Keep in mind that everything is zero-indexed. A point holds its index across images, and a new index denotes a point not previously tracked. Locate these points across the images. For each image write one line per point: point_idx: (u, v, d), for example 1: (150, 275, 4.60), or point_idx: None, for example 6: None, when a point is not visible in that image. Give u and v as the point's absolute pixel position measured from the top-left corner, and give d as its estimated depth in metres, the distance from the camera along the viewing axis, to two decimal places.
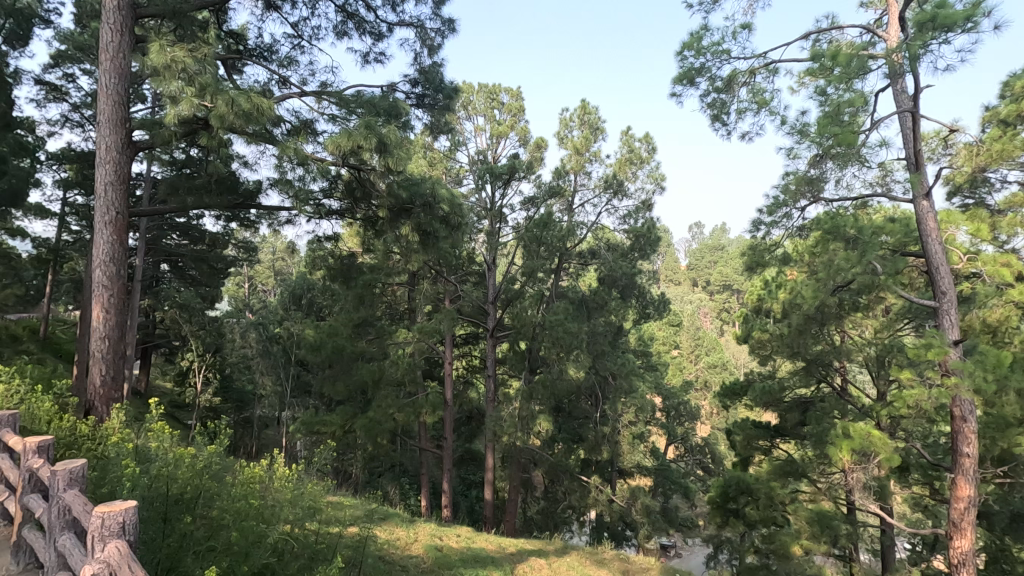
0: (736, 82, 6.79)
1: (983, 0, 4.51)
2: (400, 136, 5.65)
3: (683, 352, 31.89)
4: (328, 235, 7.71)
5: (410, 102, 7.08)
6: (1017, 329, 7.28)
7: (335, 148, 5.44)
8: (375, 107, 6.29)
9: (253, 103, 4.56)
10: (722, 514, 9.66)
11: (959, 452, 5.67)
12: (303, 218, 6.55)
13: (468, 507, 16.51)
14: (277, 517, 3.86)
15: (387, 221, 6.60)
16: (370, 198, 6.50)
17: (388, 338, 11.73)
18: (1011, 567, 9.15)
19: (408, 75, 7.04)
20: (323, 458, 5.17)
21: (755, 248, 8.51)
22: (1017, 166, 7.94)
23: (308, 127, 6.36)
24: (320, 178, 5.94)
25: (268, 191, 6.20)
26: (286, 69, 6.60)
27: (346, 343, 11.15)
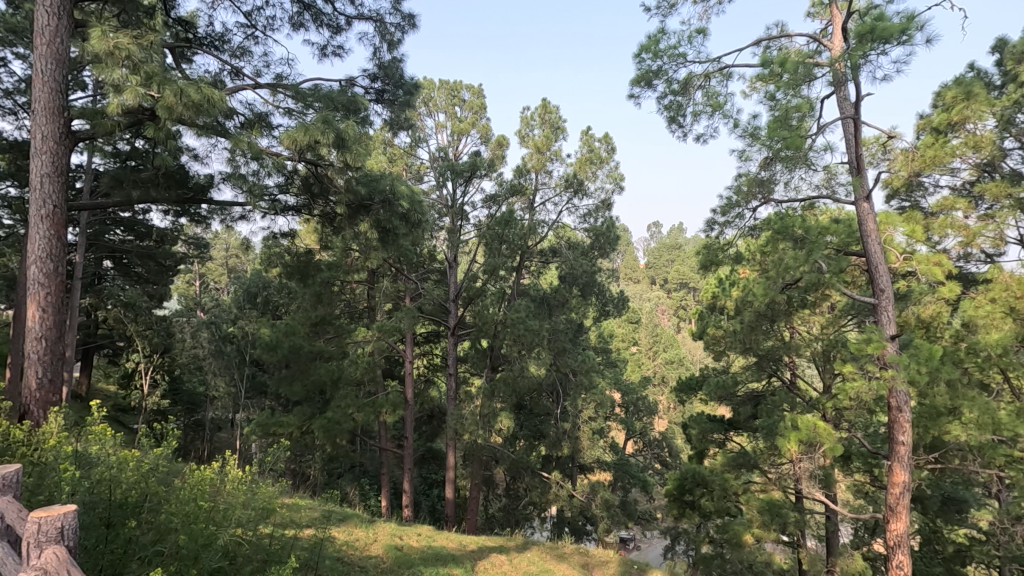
0: (692, 86, 7.04)
1: (916, 15, 4.84)
2: (358, 131, 5.60)
3: (642, 348, 32.66)
4: (285, 232, 7.57)
5: (370, 98, 7.02)
6: (948, 324, 7.78)
7: (290, 143, 5.35)
8: (333, 101, 6.21)
9: (203, 94, 4.45)
10: (678, 506, 10.17)
11: (895, 440, 6.07)
12: (259, 214, 6.42)
13: (430, 506, 16.47)
14: (228, 519, 3.80)
15: (346, 217, 6.54)
16: (328, 194, 6.44)
17: (347, 336, 11.58)
18: (941, 547, 10.03)
19: (368, 70, 6.97)
20: (278, 458, 5.08)
21: (710, 248, 8.81)
22: (948, 171, 8.49)
23: (263, 120, 6.24)
24: (276, 173, 5.84)
25: (220, 186, 6.06)
26: (239, 60, 6.44)
27: (303, 343, 10.97)
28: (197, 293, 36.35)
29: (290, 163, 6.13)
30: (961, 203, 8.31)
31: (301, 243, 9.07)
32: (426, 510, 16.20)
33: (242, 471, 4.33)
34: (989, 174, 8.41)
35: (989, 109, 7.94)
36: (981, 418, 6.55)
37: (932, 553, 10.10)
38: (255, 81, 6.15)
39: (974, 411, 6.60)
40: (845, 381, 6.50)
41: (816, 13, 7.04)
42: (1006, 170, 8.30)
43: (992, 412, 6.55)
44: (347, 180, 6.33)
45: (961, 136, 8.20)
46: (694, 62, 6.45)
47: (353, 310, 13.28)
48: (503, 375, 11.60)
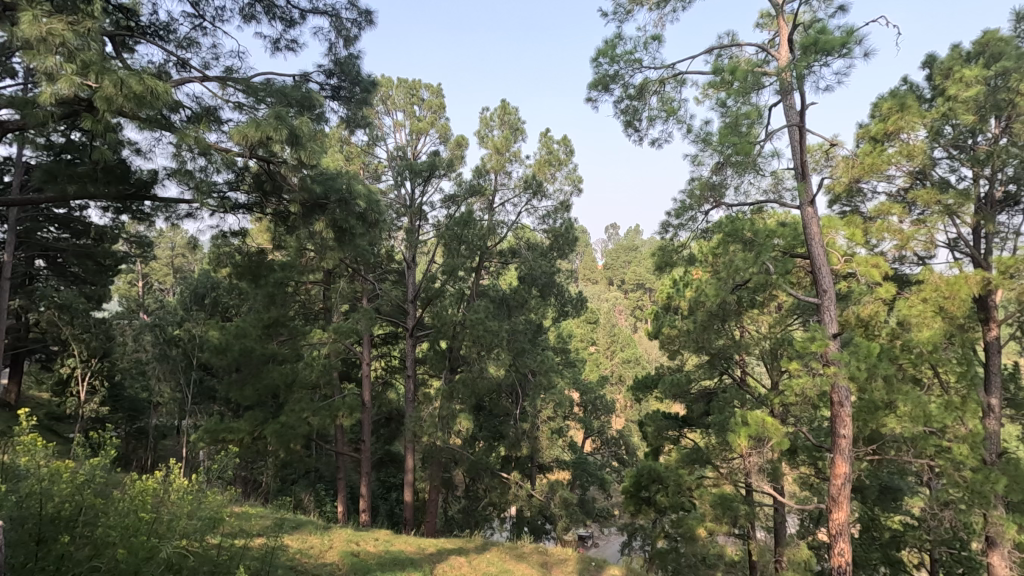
0: (648, 91, 7.19)
1: (855, 30, 5.14)
2: (312, 128, 5.47)
3: (600, 348, 33.26)
4: (235, 231, 7.30)
5: (325, 94, 6.86)
6: (887, 323, 7.95)
7: (241, 139, 5.15)
8: (286, 97, 6.03)
9: (146, 86, 4.26)
10: (635, 502, 10.40)
11: (836, 434, 6.37)
12: (207, 211, 6.16)
13: (388, 510, 16.19)
14: (173, 531, 3.62)
15: (299, 217, 6.37)
16: (282, 192, 6.21)
17: (302, 338, 11.26)
18: (879, 534, 10.57)
19: (323, 65, 6.80)
20: (227, 465, 4.87)
21: (665, 249, 9.02)
22: (885, 178, 8.99)
23: (211, 114, 5.99)
24: (224, 169, 5.61)
25: (165, 182, 5.80)
26: (185, 51, 6.16)
27: (254, 346, 10.60)
28: (141, 294, 34.85)
29: (241, 160, 5.89)
30: (896, 208, 8.77)
31: (253, 243, 8.76)
32: (384, 514, 15.93)
33: (188, 480, 4.12)
34: (921, 182, 8.96)
35: (921, 120, 8.42)
36: (914, 411, 7.00)
37: (871, 539, 10.62)
38: (202, 73, 5.91)
39: (908, 405, 7.02)
40: (791, 378, 6.82)
41: (763, 24, 7.32)
42: (935, 177, 8.88)
43: (923, 405, 7.02)
44: (301, 178, 6.12)
45: (896, 145, 8.66)
46: (649, 68, 6.60)
47: (308, 312, 12.96)
48: (462, 377, 11.53)
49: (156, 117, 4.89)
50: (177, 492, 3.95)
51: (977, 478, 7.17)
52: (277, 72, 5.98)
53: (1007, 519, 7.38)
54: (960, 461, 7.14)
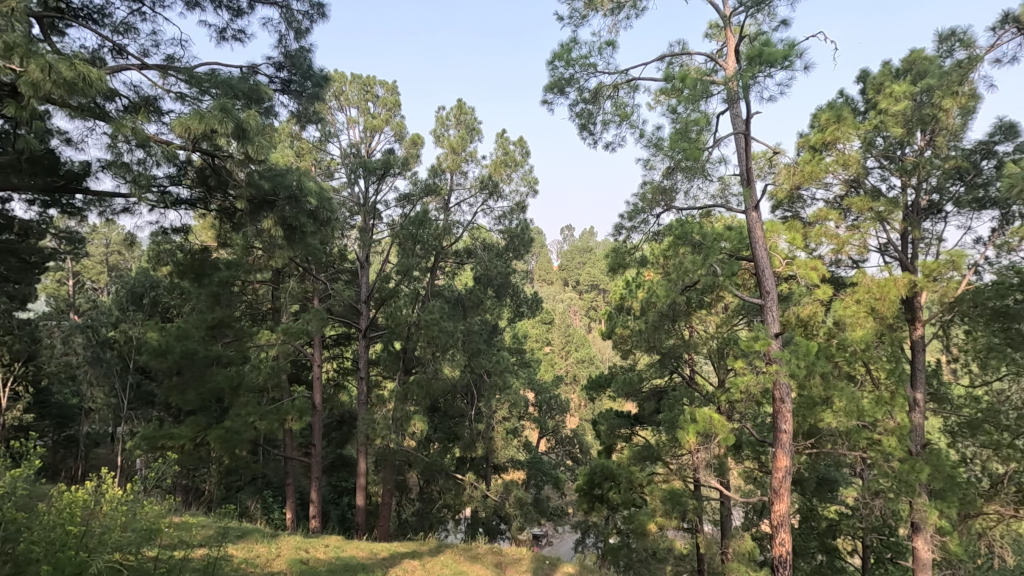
0: (602, 95, 7.30)
1: (796, 44, 5.39)
2: (260, 121, 5.27)
3: (555, 348, 33.59)
4: (176, 227, 6.96)
5: (275, 87, 6.63)
6: (823, 323, 8.39)
7: (183, 131, 4.86)
8: (233, 89, 5.78)
9: (78, 72, 4.00)
10: (588, 500, 10.57)
11: (778, 429, 6.65)
12: (145, 207, 5.84)
13: (340, 515, 15.78)
14: (104, 544, 3.40)
15: (246, 214, 6.13)
16: (227, 187, 5.99)
17: (249, 339, 10.83)
18: (816, 523, 11.10)
19: (272, 58, 6.57)
20: (166, 473, 4.61)
21: (618, 251, 9.18)
22: (823, 185, 9.46)
23: (150, 104, 5.68)
24: (165, 163, 5.31)
25: (98, 175, 5.47)
26: (122, 36, 5.82)
27: (197, 347, 10.12)
28: (71, 294, 32.71)
29: (183, 153, 5.59)
30: (833, 215, 9.25)
31: (196, 241, 8.37)
32: (335, 519, 15.53)
33: (122, 489, 3.88)
34: (855, 190, 9.48)
35: (855, 131, 8.91)
36: (849, 406, 7.38)
37: (809, 529, 11.15)
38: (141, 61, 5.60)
39: (843, 400, 7.40)
40: (736, 376, 7.11)
41: (712, 34, 7.58)
42: (868, 186, 9.42)
43: (857, 400, 7.40)
44: (247, 173, 5.87)
45: (832, 155, 9.13)
46: (604, 72, 6.71)
47: (255, 312, 12.50)
48: (417, 378, 11.39)
49: (89, 105, 4.60)
50: (109, 504, 3.72)
51: (904, 468, 7.66)
52: (223, 63, 5.74)
53: (930, 505, 7.90)
54: (889, 452, 7.61)
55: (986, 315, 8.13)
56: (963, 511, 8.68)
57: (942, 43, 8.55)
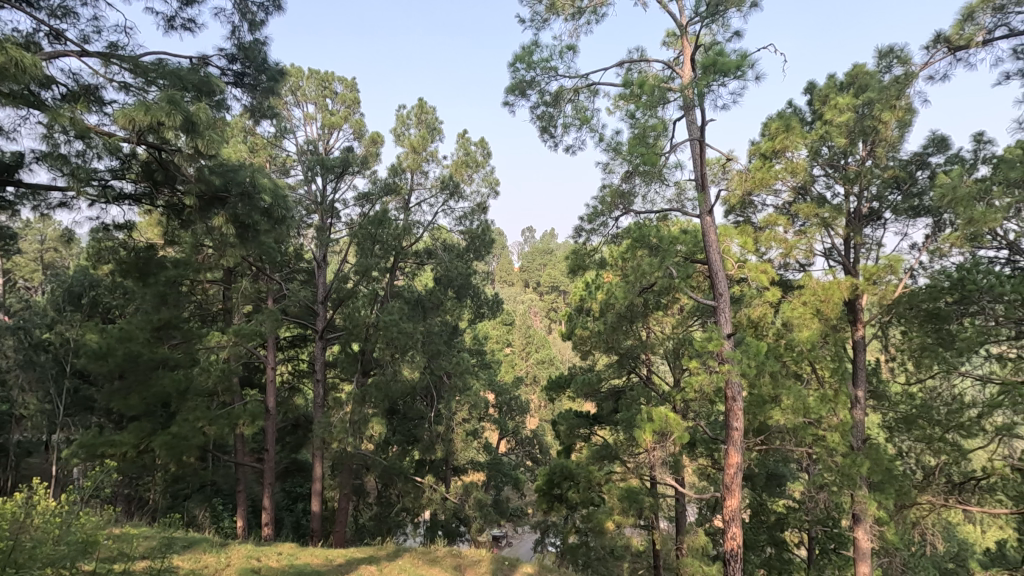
0: (563, 99, 7.36)
1: (748, 55, 5.59)
2: (211, 115, 5.04)
3: (516, 349, 33.61)
4: (119, 224, 6.61)
5: (227, 80, 6.39)
6: (773, 324, 8.71)
7: (126, 123, 4.60)
8: (182, 80, 5.52)
9: (10, 57, 3.72)
10: (548, 500, 10.64)
11: (729, 426, 6.85)
12: (85, 201, 5.52)
13: (294, 521, 15.32)
14: (34, 559, 3.21)
15: (196, 211, 5.88)
16: (175, 182, 5.66)
17: (198, 341, 10.32)
18: (766, 518, 11.49)
19: (225, 49, 6.32)
20: (104, 482, 4.38)
21: (578, 253, 9.27)
22: (773, 192, 9.83)
23: (90, 94, 5.36)
24: (107, 155, 5.04)
25: (33, 167, 5.12)
26: (60, 21, 5.48)
27: (142, 350, 9.47)
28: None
29: (127, 145, 5.29)
30: (782, 220, 9.59)
31: (140, 238, 7.97)
32: (289, 526, 15.07)
33: (56, 499, 3.67)
34: (803, 197, 9.88)
35: (803, 141, 9.29)
36: (795, 404, 7.73)
37: (759, 523, 11.55)
38: (81, 48, 5.29)
39: (790, 398, 7.70)
40: (691, 376, 7.27)
41: (669, 42, 7.75)
42: (814, 194, 9.82)
43: (803, 398, 7.76)
44: (197, 168, 5.64)
45: (782, 162, 9.48)
46: (565, 76, 6.76)
47: (205, 313, 12.03)
48: (375, 380, 11.18)
49: (22, 93, 4.30)
50: (40, 516, 3.52)
51: (846, 462, 8.03)
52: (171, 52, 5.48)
53: (870, 497, 8.31)
54: (833, 448, 8.10)
55: (920, 317, 8.59)
56: (900, 502, 9.13)
57: (881, 59, 9.02)
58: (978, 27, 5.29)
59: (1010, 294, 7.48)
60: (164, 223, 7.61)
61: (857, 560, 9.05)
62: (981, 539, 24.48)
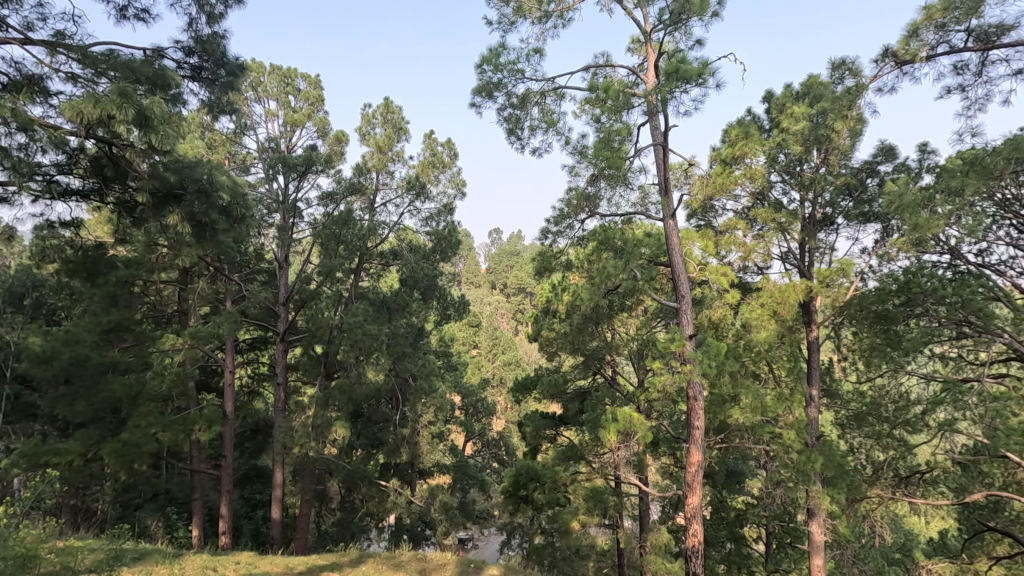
0: (530, 101, 7.38)
1: (709, 64, 5.72)
2: (166, 109, 4.83)
3: (482, 351, 33.50)
4: (67, 222, 6.28)
5: (183, 73, 6.14)
6: (732, 326, 8.92)
7: (73, 115, 4.36)
8: (134, 72, 5.27)
9: None
10: (514, 502, 10.63)
11: (691, 425, 6.97)
12: (28, 197, 5.22)
13: (253, 529, 14.85)
14: None
15: (149, 208, 5.63)
16: (127, 178, 5.43)
17: (151, 344, 9.74)
18: (726, 514, 11.75)
19: (182, 41, 6.08)
20: (45, 490, 4.13)
21: (544, 255, 9.30)
22: (733, 197, 10.09)
23: (34, 84, 5.07)
24: (52, 148, 4.71)
25: None
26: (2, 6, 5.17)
27: (90, 353, 8.77)
28: None
29: (75, 139, 5.02)
30: (741, 224, 9.85)
31: (88, 236, 7.58)
32: (248, 534, 14.60)
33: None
34: (761, 203, 10.17)
35: (761, 148, 9.57)
36: (753, 403, 7.94)
37: (719, 519, 11.82)
38: (24, 35, 4.99)
39: (748, 397, 7.92)
40: (654, 376, 7.37)
41: (634, 49, 7.86)
42: (771, 199, 10.13)
43: (761, 397, 7.98)
44: (150, 164, 5.40)
45: (741, 168, 9.72)
46: (532, 79, 6.78)
47: (159, 315, 11.56)
48: (338, 383, 10.94)
49: None
50: None
51: (801, 459, 8.30)
52: (123, 43, 5.23)
53: (823, 492, 8.62)
54: (788, 445, 8.26)
55: (870, 318, 8.90)
56: (851, 496, 9.48)
57: (835, 71, 9.37)
58: (922, 43, 5.54)
59: (952, 297, 8.03)
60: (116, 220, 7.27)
61: (812, 552, 9.35)
62: (925, 529, 25.63)
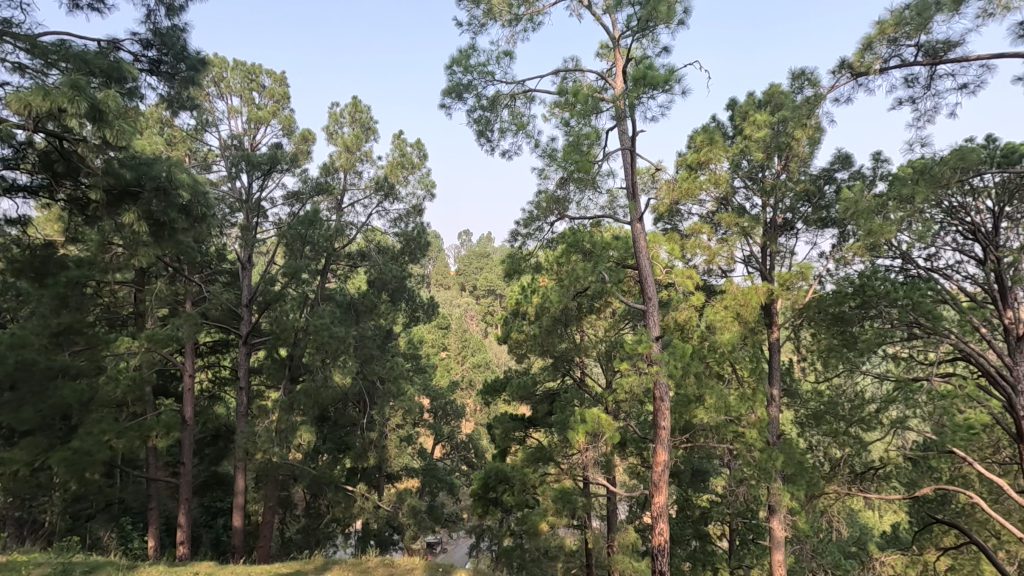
0: (500, 103, 7.37)
1: (676, 71, 5.82)
2: (122, 103, 4.62)
3: (451, 353, 33.31)
4: (13, 219, 5.97)
5: (141, 67, 5.91)
6: (698, 327, 9.10)
7: (20, 107, 4.12)
8: (88, 64, 5.03)
9: None
10: (483, 504, 10.57)
11: (658, 426, 7.06)
12: None
13: (213, 538, 14.37)
14: None
15: (103, 207, 5.38)
16: (78, 174, 5.18)
17: (106, 348, 9.22)
18: (691, 512, 11.97)
19: (139, 34, 5.83)
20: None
21: (514, 257, 9.31)
22: (698, 201, 10.30)
23: None
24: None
25: None
26: None
27: (39, 357, 7.81)
28: None
29: (22, 133, 4.84)
30: (706, 228, 10.07)
31: (36, 234, 7.20)
32: (208, 544, 14.12)
33: None
34: (724, 207, 10.42)
35: (725, 154, 9.81)
36: (717, 403, 8.10)
37: (685, 517, 12.04)
38: None
39: (713, 398, 8.08)
40: (622, 377, 7.45)
41: (602, 54, 7.94)
42: (735, 204, 10.38)
43: (724, 398, 8.16)
44: (105, 160, 5.13)
45: (706, 173, 9.94)
46: (502, 81, 6.78)
47: (114, 318, 11.08)
48: (304, 387, 10.69)
49: None
50: None
51: (763, 457, 8.51)
52: (75, 34, 4.97)
53: (783, 489, 8.80)
54: (751, 444, 8.36)
55: (828, 320, 9.21)
56: (810, 492, 9.74)
57: (795, 80, 9.66)
58: (876, 56, 5.77)
59: (903, 299, 8.35)
60: (67, 218, 6.92)
61: (773, 548, 9.59)
62: (879, 523, 26.66)
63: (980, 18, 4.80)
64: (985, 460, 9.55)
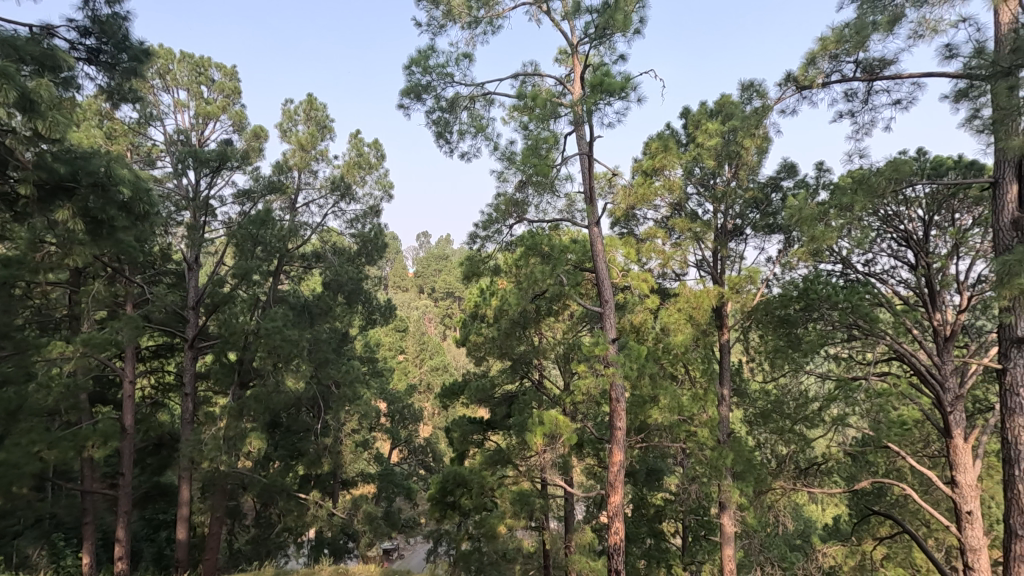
0: (459, 105, 7.33)
1: (632, 78, 5.93)
2: (56, 93, 4.35)
3: (408, 356, 32.94)
4: None
5: (78, 56, 5.58)
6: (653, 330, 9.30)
7: None
8: (18, 50, 4.70)
9: None
10: (440, 509, 10.41)
11: (614, 426, 7.15)
12: None
13: (155, 552, 13.67)
14: None
15: (33, 202, 5.05)
16: (6, 167, 4.84)
17: (35, 352, 8.62)
18: (646, 510, 12.19)
19: (76, 20, 5.50)
20: None
21: (473, 259, 9.26)
22: (653, 206, 10.52)
23: None
24: None
25: None
26: None
27: None
28: None
29: None
30: (660, 233, 10.29)
31: None
32: (149, 558, 13.41)
33: None
34: (678, 213, 10.68)
35: (678, 161, 10.07)
36: (671, 403, 8.27)
37: (640, 516, 12.25)
38: None
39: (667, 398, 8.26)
40: (579, 378, 7.51)
41: (561, 59, 8.03)
42: (688, 210, 10.65)
43: (677, 398, 8.35)
44: (36, 153, 4.83)
45: (661, 179, 10.17)
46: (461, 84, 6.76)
47: (46, 321, 10.38)
48: (254, 392, 10.29)
49: None
50: None
51: (714, 455, 8.75)
52: None
53: (733, 486, 9.05)
54: (702, 442, 8.69)
55: (774, 322, 9.53)
56: (758, 488, 10.07)
57: (744, 92, 10.02)
58: (819, 71, 6.05)
59: (843, 302, 8.82)
60: None
61: (723, 543, 9.86)
62: (821, 516, 27.88)
63: (912, 38, 5.11)
64: (916, 454, 10.15)
